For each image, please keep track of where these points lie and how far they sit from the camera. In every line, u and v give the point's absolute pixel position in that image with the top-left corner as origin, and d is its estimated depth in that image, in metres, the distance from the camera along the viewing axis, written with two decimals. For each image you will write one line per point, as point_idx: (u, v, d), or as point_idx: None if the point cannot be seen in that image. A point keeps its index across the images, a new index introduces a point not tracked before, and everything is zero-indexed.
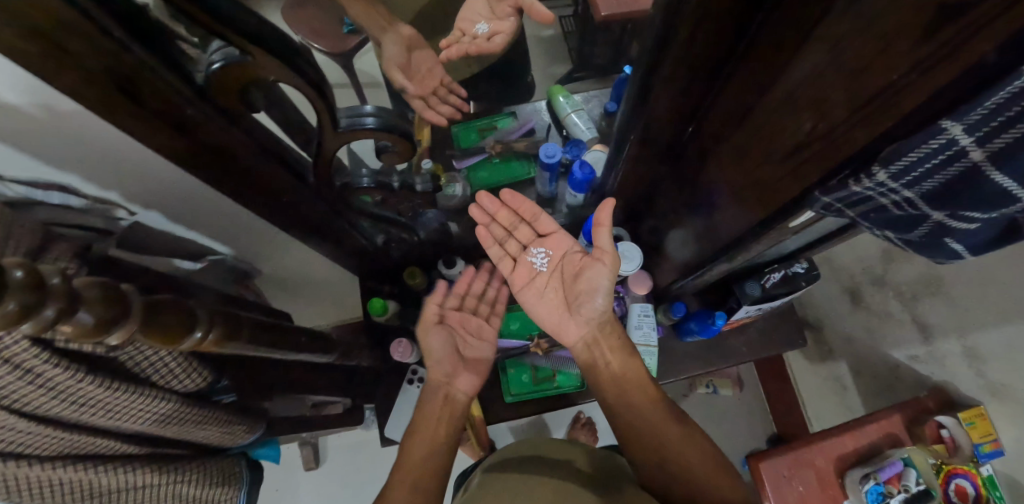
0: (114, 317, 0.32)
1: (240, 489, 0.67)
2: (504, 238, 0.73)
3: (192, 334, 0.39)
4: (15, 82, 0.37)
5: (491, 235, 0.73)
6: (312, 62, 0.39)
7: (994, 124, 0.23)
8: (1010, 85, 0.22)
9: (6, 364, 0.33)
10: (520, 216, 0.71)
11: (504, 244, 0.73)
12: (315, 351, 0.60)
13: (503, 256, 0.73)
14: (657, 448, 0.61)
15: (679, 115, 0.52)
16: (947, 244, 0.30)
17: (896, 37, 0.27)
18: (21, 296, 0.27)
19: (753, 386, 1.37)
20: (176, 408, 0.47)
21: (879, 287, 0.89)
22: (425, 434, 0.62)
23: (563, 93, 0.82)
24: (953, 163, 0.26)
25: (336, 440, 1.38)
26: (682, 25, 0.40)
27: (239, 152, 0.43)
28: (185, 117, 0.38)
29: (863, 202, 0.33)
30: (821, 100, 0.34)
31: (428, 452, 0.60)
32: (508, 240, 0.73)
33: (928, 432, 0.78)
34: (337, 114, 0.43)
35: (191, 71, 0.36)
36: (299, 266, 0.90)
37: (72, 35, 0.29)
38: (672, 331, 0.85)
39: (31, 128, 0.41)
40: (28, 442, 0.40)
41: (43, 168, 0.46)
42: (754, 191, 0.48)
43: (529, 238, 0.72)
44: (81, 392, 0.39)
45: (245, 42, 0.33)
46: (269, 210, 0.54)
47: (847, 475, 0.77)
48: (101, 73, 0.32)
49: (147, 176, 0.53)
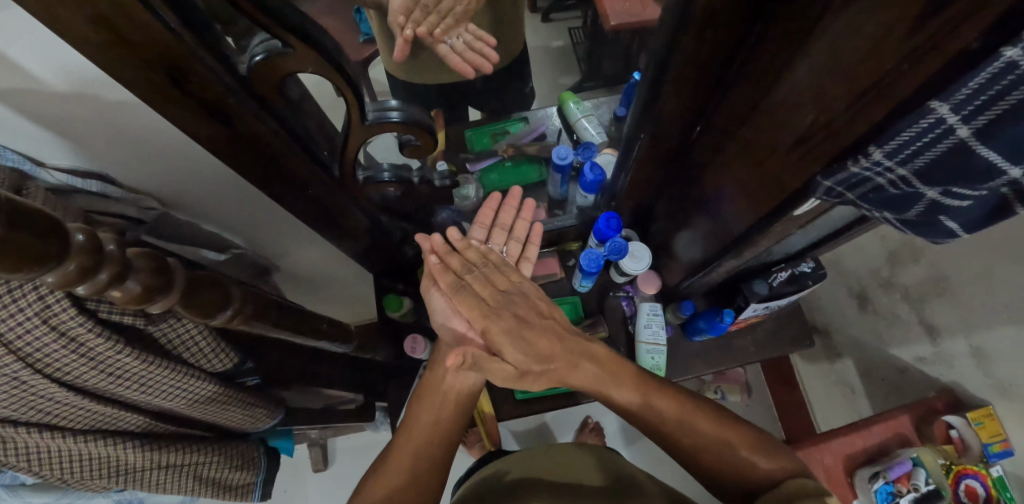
0: (159, 286, 0.35)
1: (256, 474, 0.71)
2: (480, 266, 0.65)
3: (226, 311, 0.41)
4: (69, 73, 0.41)
5: (476, 252, 0.66)
6: (346, 58, 0.42)
7: (977, 103, 0.25)
8: (991, 66, 0.24)
9: (52, 330, 0.37)
10: (453, 269, 0.65)
11: (487, 269, 0.65)
12: (335, 339, 0.62)
13: (490, 274, 0.65)
14: (687, 425, 0.56)
15: (686, 118, 0.54)
16: (942, 222, 0.32)
17: (892, 29, 0.29)
18: (81, 258, 0.29)
19: (762, 392, 1.37)
20: (202, 386, 0.50)
21: (886, 289, 0.91)
22: (428, 404, 0.60)
23: (574, 99, 0.86)
24: (942, 140, 0.28)
25: (345, 442, 1.40)
26: (686, 31, 0.42)
27: (272, 141, 0.46)
28: (227, 106, 0.41)
29: (862, 183, 0.35)
30: (822, 93, 0.36)
31: (423, 444, 0.57)
32: (482, 276, 0.64)
33: (937, 432, 0.80)
34: (366, 108, 0.46)
35: (235, 63, 0.39)
36: (319, 263, 0.93)
37: (133, 26, 0.32)
38: (681, 331, 0.87)
39: (79, 118, 0.45)
40: (64, 413, 0.43)
41: (84, 157, 0.50)
42: (758, 185, 0.49)
43: (491, 287, 0.64)
44: (117, 365, 0.42)
45: (287, 35, 0.37)
46: (295, 199, 0.56)
47: (857, 474, 0.81)
48: (153, 60, 0.35)
49: (180, 168, 0.56)
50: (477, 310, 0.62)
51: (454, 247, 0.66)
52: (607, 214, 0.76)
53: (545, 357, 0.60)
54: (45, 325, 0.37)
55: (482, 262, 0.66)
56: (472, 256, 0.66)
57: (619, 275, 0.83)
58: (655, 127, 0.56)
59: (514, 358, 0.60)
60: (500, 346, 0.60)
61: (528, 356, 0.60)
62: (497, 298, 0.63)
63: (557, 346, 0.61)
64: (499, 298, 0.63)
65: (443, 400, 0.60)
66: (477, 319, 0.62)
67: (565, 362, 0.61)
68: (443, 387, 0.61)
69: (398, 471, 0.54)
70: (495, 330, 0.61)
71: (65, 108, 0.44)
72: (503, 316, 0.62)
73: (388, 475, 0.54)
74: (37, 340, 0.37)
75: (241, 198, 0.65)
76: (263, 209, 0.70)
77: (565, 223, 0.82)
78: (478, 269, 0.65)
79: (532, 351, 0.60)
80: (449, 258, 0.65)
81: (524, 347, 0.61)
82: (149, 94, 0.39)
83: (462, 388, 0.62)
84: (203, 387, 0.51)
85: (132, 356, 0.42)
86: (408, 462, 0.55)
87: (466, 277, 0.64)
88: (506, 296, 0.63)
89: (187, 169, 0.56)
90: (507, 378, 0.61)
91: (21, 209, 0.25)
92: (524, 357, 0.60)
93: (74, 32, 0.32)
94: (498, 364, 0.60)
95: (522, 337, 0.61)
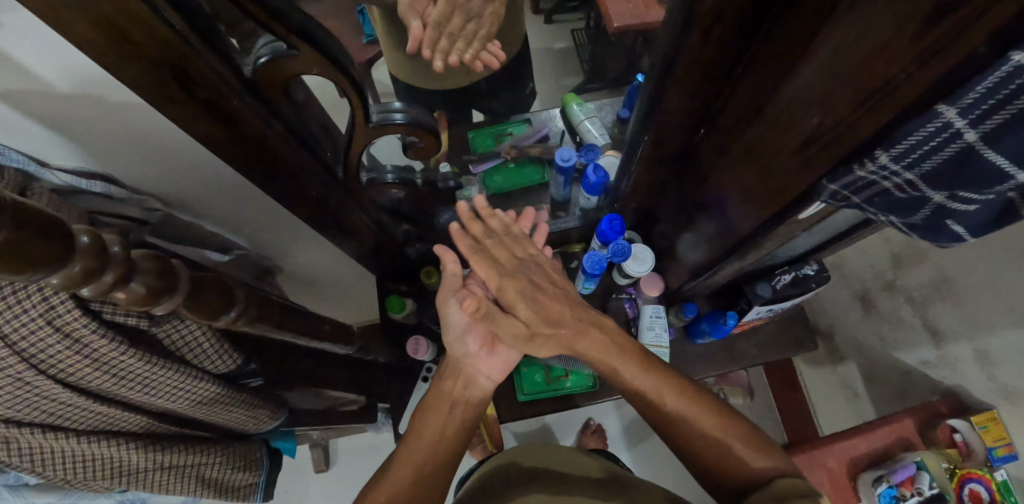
0: (163, 288, 0.35)
1: (259, 474, 0.71)
2: (502, 233, 0.66)
3: (229, 312, 0.41)
4: (73, 74, 0.41)
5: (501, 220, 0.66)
6: (350, 60, 0.42)
7: (986, 107, 0.25)
8: (999, 70, 0.23)
9: (56, 331, 0.37)
10: (473, 234, 0.66)
11: (508, 237, 0.66)
12: (337, 341, 0.62)
13: (509, 242, 0.66)
14: (687, 425, 0.56)
15: (690, 121, 0.54)
16: (948, 226, 0.32)
17: (898, 33, 0.29)
18: (86, 260, 0.29)
19: (765, 394, 1.36)
20: (205, 387, 0.50)
21: (890, 293, 0.91)
22: (434, 414, 0.60)
23: (577, 101, 0.86)
24: (949, 144, 0.28)
25: (346, 443, 1.40)
26: (691, 34, 0.42)
27: (276, 143, 0.46)
28: (231, 108, 0.41)
29: (868, 187, 0.35)
30: (828, 96, 0.36)
31: (427, 446, 0.57)
32: (501, 244, 0.66)
33: (940, 435, 0.79)
34: (369, 110, 0.46)
35: (240, 65, 0.39)
36: (322, 264, 0.93)
37: (138, 28, 0.32)
38: (683, 333, 0.87)
39: (83, 119, 0.45)
40: (68, 414, 0.44)
41: (88, 158, 0.50)
42: (762, 187, 0.49)
43: (508, 253, 0.66)
44: (121, 366, 0.42)
45: (292, 37, 0.37)
46: (298, 200, 0.56)
47: (859, 478, 0.80)
48: (158, 62, 0.35)
49: (183, 169, 0.56)
50: (495, 271, 0.65)
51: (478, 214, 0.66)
52: (610, 215, 0.76)
53: (555, 319, 0.64)
54: (49, 326, 0.37)
55: (504, 230, 0.66)
56: (495, 222, 0.66)
57: (621, 277, 0.83)
58: (659, 129, 0.56)
59: (525, 315, 0.64)
60: (512, 305, 0.64)
61: (539, 317, 0.64)
62: (513, 263, 0.66)
63: (566, 311, 0.65)
64: (517, 263, 0.66)
65: (452, 404, 0.61)
66: (491, 279, 0.65)
67: (573, 329, 0.64)
68: (449, 392, 0.62)
69: (400, 478, 0.54)
70: (510, 290, 0.64)
71: (69, 109, 0.44)
72: (519, 278, 0.65)
73: (389, 480, 0.54)
74: (41, 341, 0.37)
75: (244, 199, 0.65)
76: (266, 211, 0.70)
77: (567, 225, 0.83)
78: (498, 237, 0.66)
79: (544, 313, 0.64)
80: (473, 224, 0.65)
81: (536, 307, 0.64)
82: (153, 95, 0.39)
83: (470, 398, 0.63)
84: (206, 388, 0.51)
85: (136, 357, 0.42)
86: (409, 474, 0.55)
87: (486, 242, 0.65)
88: (522, 263, 0.66)
89: (190, 170, 0.56)
90: (516, 335, 0.65)
91: (26, 210, 0.25)
92: (535, 317, 0.64)
93: (80, 35, 0.32)
94: (509, 321, 0.64)
95: (535, 300, 0.65)
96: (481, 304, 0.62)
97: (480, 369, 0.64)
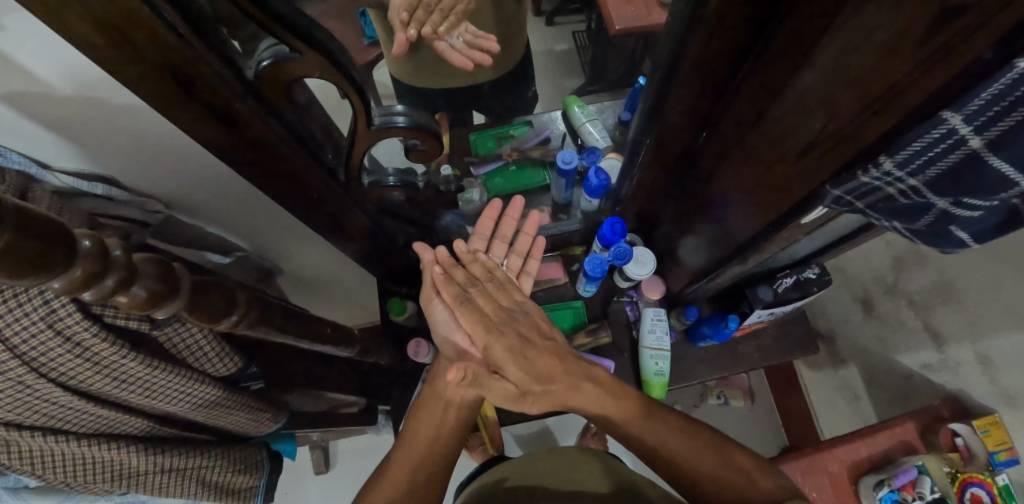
0: (165, 292, 0.35)
1: (259, 477, 0.71)
2: (482, 278, 0.66)
3: (231, 316, 0.41)
4: (73, 74, 0.40)
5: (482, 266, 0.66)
6: (353, 63, 0.42)
7: (990, 114, 0.25)
8: (1004, 77, 0.23)
9: (57, 335, 0.37)
10: (457, 281, 0.65)
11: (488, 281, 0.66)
12: (338, 343, 0.62)
13: (493, 292, 0.64)
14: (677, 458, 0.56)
15: (692, 124, 0.54)
16: (952, 231, 0.32)
17: (901, 39, 0.28)
18: (88, 264, 0.29)
19: (766, 397, 1.36)
20: (206, 390, 0.50)
21: (891, 296, 0.91)
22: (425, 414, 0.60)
23: (579, 104, 0.86)
24: (953, 151, 0.28)
25: (346, 445, 1.39)
26: (695, 37, 0.42)
27: (278, 146, 0.46)
28: (233, 111, 0.41)
29: (872, 192, 0.35)
30: (831, 101, 0.36)
31: (427, 440, 0.58)
32: (486, 292, 0.64)
33: (943, 440, 0.80)
34: (372, 113, 0.46)
35: (242, 67, 0.39)
36: (323, 267, 0.93)
37: (140, 31, 0.32)
38: (685, 336, 0.86)
39: (84, 120, 0.45)
40: (68, 417, 0.44)
41: (89, 160, 0.50)
42: (764, 191, 0.49)
43: (493, 302, 0.63)
44: (121, 369, 0.42)
45: (295, 40, 0.37)
46: (299, 203, 0.56)
47: (861, 482, 0.80)
48: (161, 65, 0.35)
49: (185, 171, 0.56)
50: (479, 327, 0.61)
51: (458, 259, 0.67)
52: (611, 219, 0.76)
53: (546, 377, 0.58)
54: (51, 330, 0.37)
55: (486, 278, 0.66)
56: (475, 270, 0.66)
57: (622, 279, 0.83)
58: (661, 132, 0.56)
59: (515, 376, 0.58)
60: (501, 363, 0.59)
61: (528, 376, 0.58)
62: (497, 314, 0.62)
63: (556, 366, 0.59)
64: (502, 314, 0.62)
65: (447, 405, 0.60)
66: (477, 334, 0.61)
67: (566, 384, 0.59)
68: (446, 394, 0.60)
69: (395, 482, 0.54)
70: (497, 348, 0.60)
71: (70, 110, 0.43)
72: (506, 332, 0.61)
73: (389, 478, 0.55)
74: (42, 345, 0.37)
75: (245, 201, 0.65)
76: (267, 212, 0.69)
77: (568, 228, 0.83)
78: (480, 283, 0.65)
79: (533, 370, 0.58)
80: (455, 270, 0.65)
81: (524, 365, 0.59)
82: (155, 98, 0.39)
83: (464, 398, 0.60)
84: (207, 391, 0.51)
85: (137, 360, 0.42)
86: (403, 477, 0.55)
87: (471, 290, 0.64)
88: (507, 315, 0.63)
89: (191, 172, 0.56)
90: (506, 396, 0.59)
91: (27, 214, 0.25)
92: (525, 375, 0.58)
93: (81, 37, 0.32)
94: (497, 381, 0.58)
95: (525, 356, 0.59)
96: (467, 375, 0.56)
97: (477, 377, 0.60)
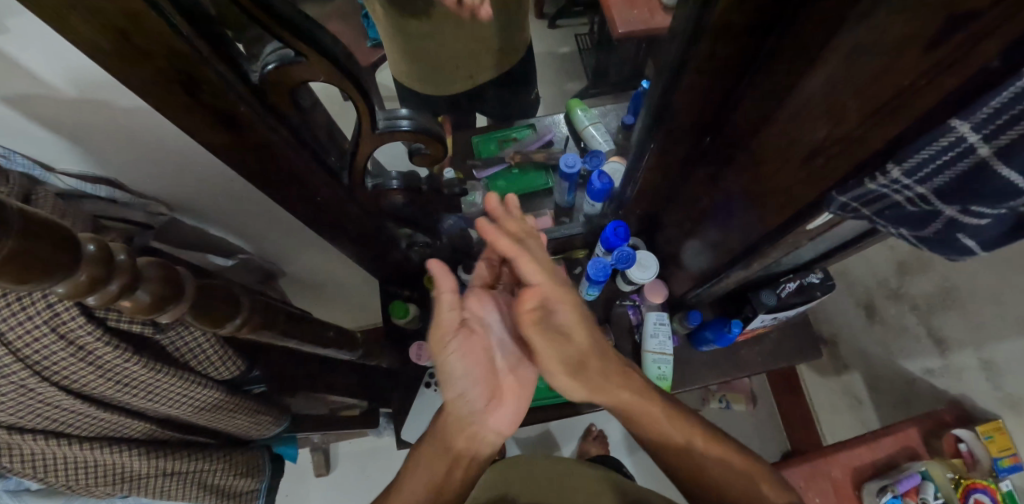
0: (168, 296, 0.34)
1: (259, 481, 0.71)
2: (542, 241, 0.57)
3: (234, 320, 0.41)
4: (77, 77, 0.40)
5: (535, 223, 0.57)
6: (358, 66, 0.42)
7: (999, 122, 0.25)
8: (1015, 85, 0.23)
9: (60, 339, 0.37)
10: (515, 236, 0.54)
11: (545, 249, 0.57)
12: (341, 347, 0.62)
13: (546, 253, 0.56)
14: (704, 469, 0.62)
15: (697, 128, 0.54)
16: (959, 239, 0.32)
17: (910, 46, 0.28)
18: (92, 268, 0.29)
19: (767, 401, 1.36)
20: (208, 394, 0.51)
21: (895, 300, 0.91)
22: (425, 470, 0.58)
23: (581, 107, 0.85)
24: (962, 158, 0.27)
25: (347, 447, 1.39)
26: (700, 42, 0.42)
27: (282, 149, 0.46)
28: (238, 114, 0.41)
29: (878, 200, 0.35)
30: (837, 107, 0.36)
31: (427, 497, 0.56)
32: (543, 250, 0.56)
33: (945, 445, 0.79)
34: (376, 117, 0.46)
35: (247, 72, 0.39)
36: (324, 269, 0.93)
37: (146, 34, 0.32)
38: (687, 341, 0.86)
39: (89, 123, 0.45)
40: (70, 420, 0.44)
41: (92, 162, 0.50)
42: (769, 197, 0.49)
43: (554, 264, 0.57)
44: (124, 373, 0.42)
45: (301, 44, 0.37)
46: (302, 205, 0.56)
47: (864, 487, 0.78)
48: (167, 69, 0.35)
49: (188, 174, 0.56)
50: (553, 276, 0.56)
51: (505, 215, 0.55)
52: (615, 222, 0.76)
53: (602, 350, 0.62)
54: (54, 334, 0.37)
55: (536, 236, 0.56)
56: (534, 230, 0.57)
57: (625, 283, 0.83)
58: (665, 137, 0.56)
59: (580, 341, 0.59)
60: (565, 320, 0.58)
61: (590, 348, 0.61)
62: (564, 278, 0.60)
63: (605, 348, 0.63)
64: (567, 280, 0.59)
65: (454, 460, 0.58)
66: (545, 285, 0.55)
67: (620, 368, 0.64)
68: (454, 448, 0.58)
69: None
70: (567, 303, 0.57)
71: (74, 113, 0.44)
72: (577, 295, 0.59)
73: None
74: (46, 349, 0.37)
75: (248, 203, 0.65)
76: (271, 214, 0.69)
77: (571, 231, 0.82)
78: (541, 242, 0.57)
79: (595, 343, 0.61)
80: (506, 218, 0.54)
81: (589, 331, 0.60)
82: (159, 100, 0.39)
83: (475, 455, 0.59)
84: (209, 395, 0.51)
85: (141, 364, 0.42)
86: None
87: (528, 241, 0.55)
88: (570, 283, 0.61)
89: (194, 174, 0.56)
90: (565, 360, 0.59)
91: (32, 219, 0.25)
92: (590, 345, 0.60)
93: (87, 41, 0.32)
94: (562, 339, 0.58)
95: (590, 324, 0.61)
96: (540, 308, 0.55)
97: (489, 426, 0.58)
